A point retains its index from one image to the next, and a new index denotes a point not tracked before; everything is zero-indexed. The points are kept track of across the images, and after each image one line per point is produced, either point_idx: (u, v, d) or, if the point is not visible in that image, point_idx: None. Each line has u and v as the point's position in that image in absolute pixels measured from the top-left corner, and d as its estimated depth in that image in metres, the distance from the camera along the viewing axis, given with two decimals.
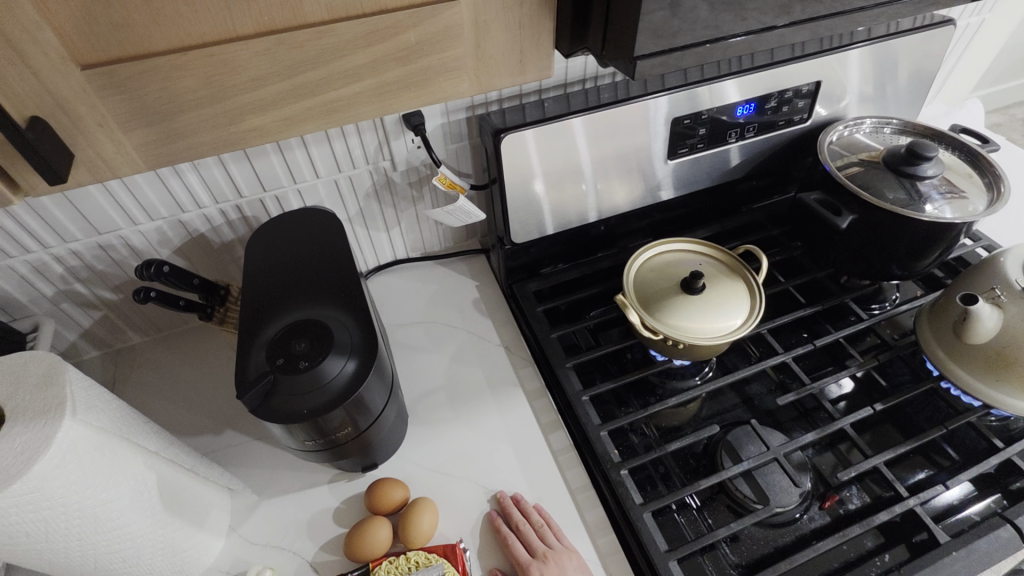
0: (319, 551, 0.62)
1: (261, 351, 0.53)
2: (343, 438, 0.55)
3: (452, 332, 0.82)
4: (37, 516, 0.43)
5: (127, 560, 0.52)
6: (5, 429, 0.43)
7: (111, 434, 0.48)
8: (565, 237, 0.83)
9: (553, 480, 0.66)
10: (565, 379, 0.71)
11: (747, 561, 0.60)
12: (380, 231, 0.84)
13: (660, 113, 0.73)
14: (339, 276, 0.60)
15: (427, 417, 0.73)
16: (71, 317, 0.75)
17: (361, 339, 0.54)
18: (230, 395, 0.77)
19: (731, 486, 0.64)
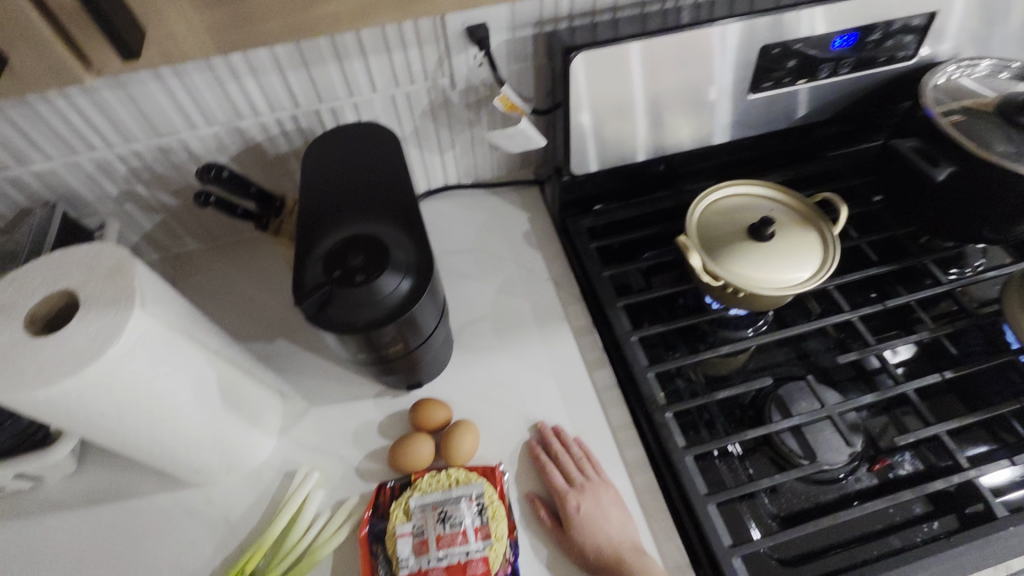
0: (364, 460, 0.65)
1: (317, 263, 0.53)
2: (393, 355, 0.56)
3: (501, 263, 0.81)
4: (111, 397, 0.45)
5: (190, 446, 0.55)
6: (80, 313, 0.44)
7: (176, 328, 0.49)
8: (625, 173, 0.79)
9: (594, 416, 0.66)
10: (615, 318, 0.69)
11: (786, 513, 0.59)
12: (433, 154, 0.81)
13: (729, 43, 0.66)
14: (395, 194, 0.58)
15: (472, 344, 0.73)
16: (134, 218, 0.77)
17: (417, 259, 0.53)
18: (282, 306, 0.79)
19: (777, 440, 0.63)
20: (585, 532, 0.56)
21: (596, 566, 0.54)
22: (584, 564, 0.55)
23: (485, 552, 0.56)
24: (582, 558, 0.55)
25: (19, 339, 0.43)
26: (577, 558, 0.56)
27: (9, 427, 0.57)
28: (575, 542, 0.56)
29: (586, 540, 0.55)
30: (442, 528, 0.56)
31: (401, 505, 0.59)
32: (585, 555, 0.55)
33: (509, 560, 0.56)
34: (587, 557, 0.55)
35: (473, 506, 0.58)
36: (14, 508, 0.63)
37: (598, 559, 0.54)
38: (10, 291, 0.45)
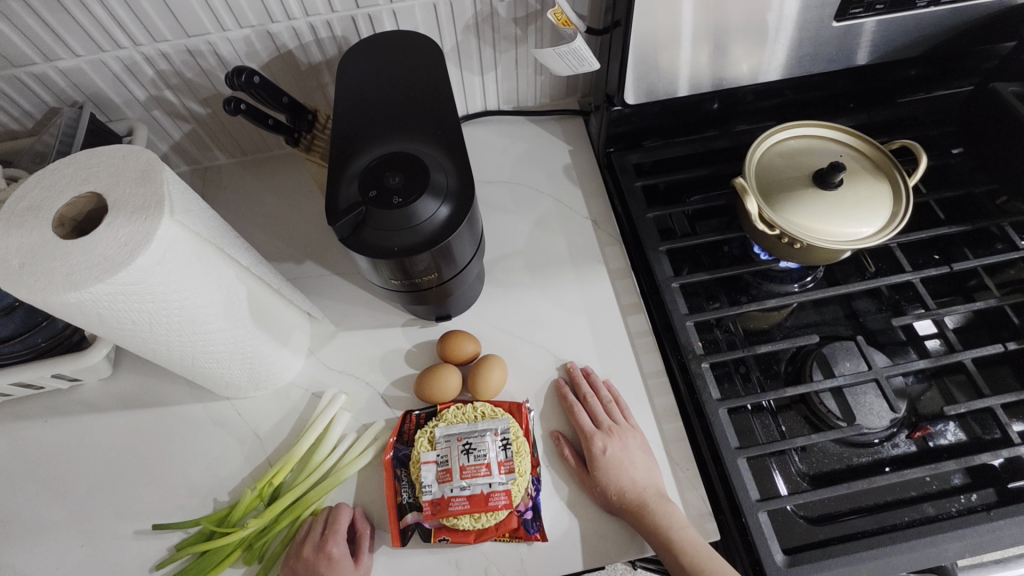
0: (390, 386, 0.65)
1: (351, 181, 0.50)
2: (426, 284, 0.54)
3: (538, 197, 0.77)
4: (141, 307, 0.44)
5: (219, 360, 0.55)
6: (109, 219, 0.42)
7: (205, 241, 0.48)
8: (680, 107, 0.73)
9: (625, 361, 0.64)
10: (656, 263, 0.66)
11: (815, 472, 0.58)
12: (473, 74, 0.75)
13: None
14: (435, 112, 0.54)
15: (504, 279, 0.71)
16: (162, 126, 0.74)
17: (458, 185, 0.50)
18: (311, 227, 0.77)
19: (815, 399, 0.60)
20: (610, 475, 0.55)
21: (617, 508, 0.54)
22: (605, 506, 0.55)
23: (509, 486, 0.55)
24: (604, 500, 0.55)
25: (49, 241, 0.41)
26: (598, 499, 0.56)
27: (46, 328, 0.57)
28: (598, 483, 0.55)
29: (610, 482, 0.55)
30: (466, 459, 0.56)
31: (426, 433, 0.58)
32: (607, 497, 0.55)
33: (531, 495, 0.56)
34: (609, 499, 0.55)
35: (498, 441, 0.57)
36: (54, 406, 0.65)
37: (620, 502, 0.54)
38: (38, 190, 0.44)
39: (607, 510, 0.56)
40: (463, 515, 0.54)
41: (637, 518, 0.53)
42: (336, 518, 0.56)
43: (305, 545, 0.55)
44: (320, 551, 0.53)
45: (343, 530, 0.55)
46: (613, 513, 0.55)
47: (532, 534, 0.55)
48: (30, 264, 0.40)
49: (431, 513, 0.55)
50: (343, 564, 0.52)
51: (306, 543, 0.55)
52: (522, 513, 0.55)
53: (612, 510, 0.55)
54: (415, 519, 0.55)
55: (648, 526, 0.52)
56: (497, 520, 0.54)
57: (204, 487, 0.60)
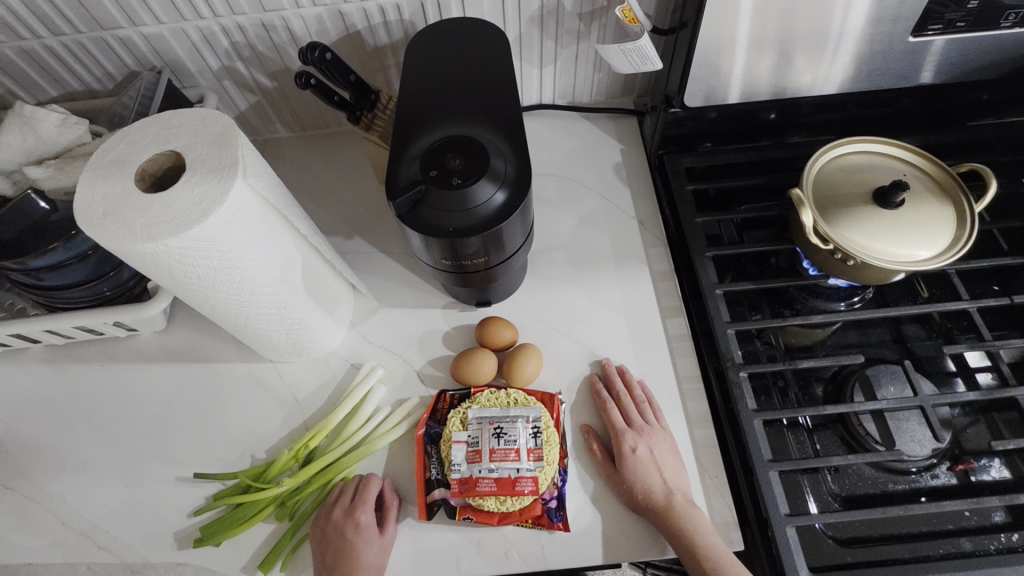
0: (427, 365, 0.66)
1: (412, 160, 0.51)
2: (474, 267, 0.55)
3: (585, 193, 0.77)
4: (207, 263, 0.47)
5: (269, 322, 0.58)
6: (186, 176, 0.45)
7: (271, 206, 0.50)
8: (738, 114, 0.72)
9: (661, 363, 0.64)
10: (701, 268, 0.65)
11: (847, 494, 0.57)
12: (532, 67, 0.76)
13: None
14: (498, 98, 0.55)
15: (545, 271, 0.71)
16: (230, 96, 0.77)
17: (516, 172, 0.51)
18: (362, 204, 0.79)
19: (854, 420, 0.59)
20: (638, 473, 0.55)
21: (642, 507, 0.54)
22: (629, 502, 0.55)
23: (536, 473, 0.56)
24: (629, 498, 0.55)
25: (130, 193, 0.44)
26: (623, 496, 0.56)
27: (112, 278, 0.61)
28: (625, 480, 0.56)
29: (638, 481, 0.55)
30: (496, 443, 0.57)
31: (458, 414, 0.60)
32: (632, 494, 0.55)
33: (556, 485, 0.57)
34: (634, 496, 0.55)
35: (529, 429, 0.58)
36: (110, 352, 0.69)
37: (646, 500, 0.54)
38: (123, 144, 0.46)
39: (630, 507, 0.56)
40: (489, 496, 0.55)
41: (661, 518, 0.53)
42: (365, 487, 0.58)
43: (334, 509, 0.57)
44: (348, 519, 0.55)
45: (371, 503, 0.56)
46: (637, 511, 0.55)
47: (554, 524, 0.55)
48: (113, 213, 0.43)
49: (458, 491, 0.56)
50: (370, 535, 0.54)
51: (334, 507, 0.57)
52: (546, 502, 0.56)
53: (636, 508, 0.55)
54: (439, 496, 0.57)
55: (672, 526, 0.52)
56: (522, 506, 0.55)
57: (244, 442, 0.63)
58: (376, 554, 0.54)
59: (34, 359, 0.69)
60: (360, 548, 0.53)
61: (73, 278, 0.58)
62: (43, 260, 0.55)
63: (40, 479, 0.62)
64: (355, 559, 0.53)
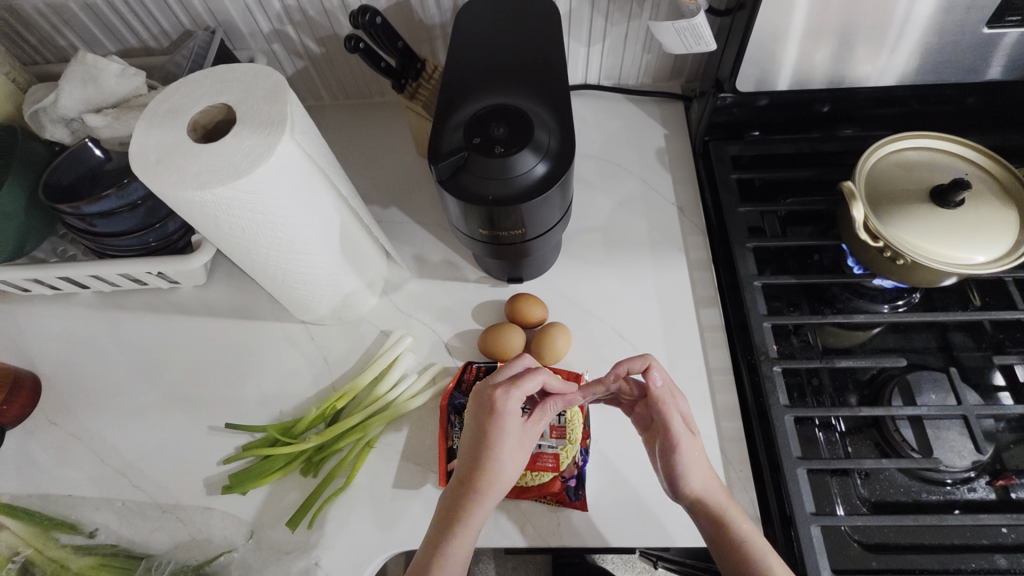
0: (455, 337, 0.67)
1: (456, 127, 0.51)
2: (510, 239, 0.54)
3: (625, 176, 0.75)
4: (252, 216, 0.48)
5: (305, 281, 0.58)
6: (236, 129, 0.45)
7: (316, 165, 0.50)
8: (791, 103, 0.69)
9: (692, 353, 0.63)
10: (740, 258, 0.64)
11: (876, 500, 0.55)
12: (579, 44, 0.74)
13: None
14: (545, 70, 0.54)
15: (579, 252, 0.70)
16: (279, 59, 0.78)
17: (559, 145, 0.50)
18: (400, 174, 0.79)
19: (890, 425, 0.57)
20: (698, 444, 0.51)
21: (698, 480, 0.50)
22: (685, 473, 0.49)
23: (558, 450, 0.56)
24: (690, 470, 0.49)
25: (182, 142, 0.45)
26: (684, 467, 0.49)
27: (158, 230, 0.62)
28: (694, 449, 0.50)
29: (698, 450, 0.51)
30: None
31: None
32: (694, 463, 0.50)
33: (577, 465, 0.56)
34: (694, 467, 0.50)
35: None
36: (151, 303, 0.71)
37: (703, 475, 0.50)
38: (177, 95, 0.47)
39: (677, 477, 0.50)
40: None
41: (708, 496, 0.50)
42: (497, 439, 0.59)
43: (495, 392, 0.48)
44: (486, 418, 0.48)
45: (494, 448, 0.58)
46: (685, 484, 0.50)
47: (573, 502, 0.55)
48: (166, 160, 0.44)
49: None
50: (512, 430, 0.48)
51: (497, 393, 0.48)
52: (566, 480, 0.56)
53: (689, 479, 0.49)
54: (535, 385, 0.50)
55: (721, 504, 0.49)
56: (541, 481, 0.56)
57: (274, 398, 0.65)
58: (510, 461, 0.48)
59: (81, 303, 0.72)
60: (497, 440, 0.48)
61: (123, 226, 0.60)
62: (97, 206, 0.57)
63: (83, 418, 0.65)
64: (494, 473, 0.48)
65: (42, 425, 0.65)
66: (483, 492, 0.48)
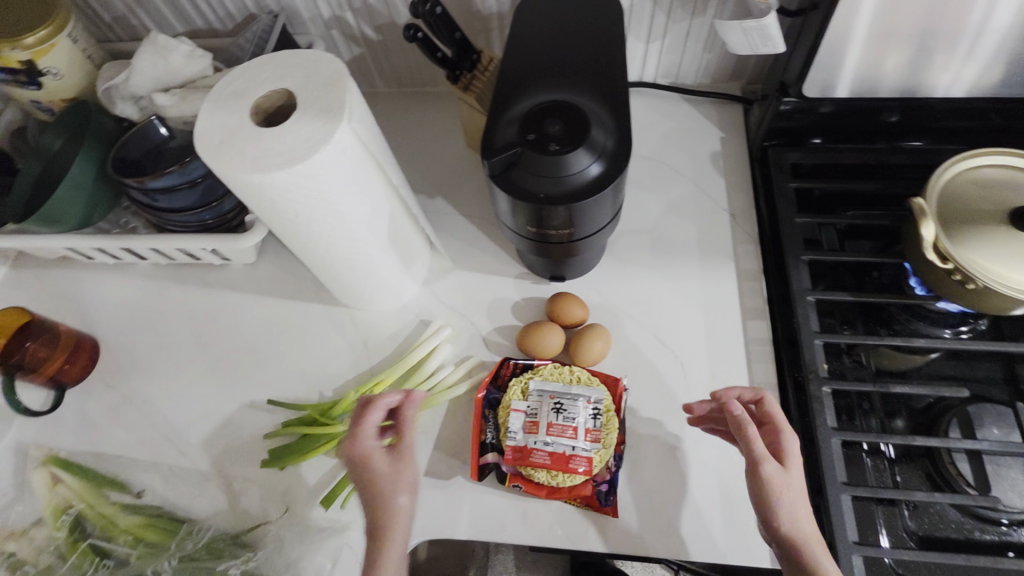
0: (493, 331, 0.67)
1: (510, 122, 0.51)
2: (557, 238, 0.54)
3: (677, 179, 0.73)
4: (306, 201, 0.48)
5: (351, 267, 0.59)
6: (297, 115, 0.46)
7: (370, 153, 0.51)
8: (860, 111, 0.66)
9: (736, 365, 0.61)
10: (794, 271, 0.61)
11: (924, 534, 0.53)
12: (638, 41, 0.72)
13: None
14: (605, 67, 0.52)
15: (624, 254, 0.69)
16: (336, 45, 0.78)
17: (615, 145, 0.49)
18: (447, 165, 0.79)
19: (945, 457, 0.54)
20: (793, 481, 0.46)
21: (782, 517, 0.44)
22: (768, 507, 0.45)
23: (592, 454, 0.55)
24: (774, 502, 0.45)
25: (244, 126, 0.46)
26: (773, 494, 0.45)
27: (214, 209, 0.65)
28: (782, 482, 0.45)
29: (791, 486, 0.46)
30: (554, 418, 0.57)
31: (520, 383, 0.60)
32: (780, 497, 0.45)
33: (611, 470, 0.56)
34: (780, 502, 0.45)
35: (590, 409, 0.57)
36: (204, 277, 0.74)
37: (791, 512, 0.44)
38: (242, 78, 0.48)
39: (760, 511, 0.45)
40: (540, 469, 0.55)
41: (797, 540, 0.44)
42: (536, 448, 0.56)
43: (348, 449, 0.49)
44: (359, 478, 0.48)
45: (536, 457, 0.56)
46: (769, 520, 0.45)
47: (603, 508, 0.55)
48: (228, 142, 0.45)
49: (511, 459, 0.56)
50: (381, 459, 0.48)
51: (346, 444, 0.49)
52: (597, 484, 0.55)
53: (773, 514, 0.45)
54: (382, 413, 0.52)
55: (813, 551, 0.43)
56: (572, 483, 0.55)
57: (314, 379, 0.66)
58: (405, 482, 0.47)
59: (139, 274, 0.75)
60: (383, 484, 0.47)
61: (182, 203, 0.62)
62: (161, 181, 0.59)
63: (136, 383, 0.68)
64: (394, 510, 0.45)
65: (99, 387, 0.68)
66: (387, 529, 0.44)
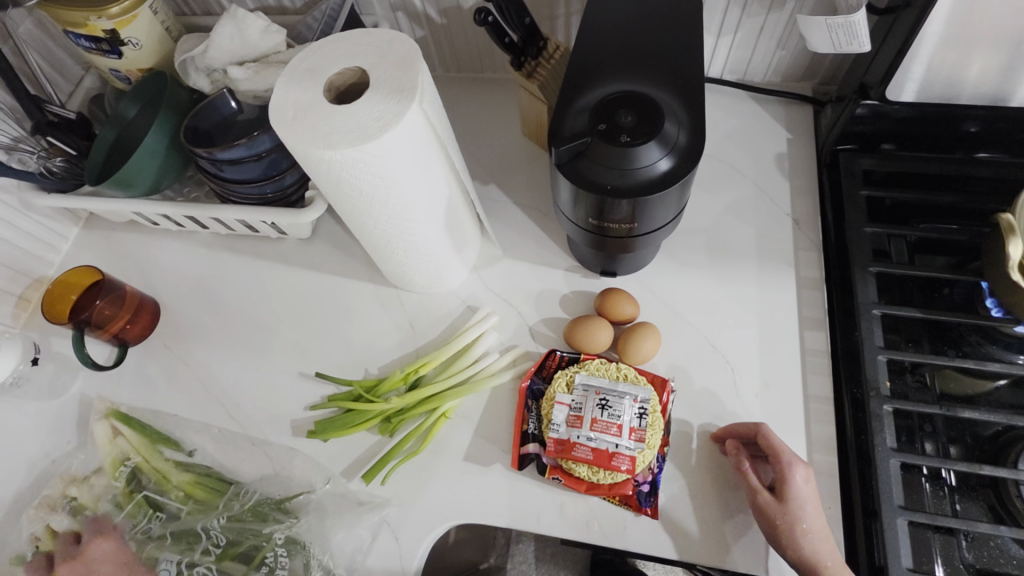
0: (540, 323, 0.66)
1: (580, 111, 0.50)
2: (617, 233, 0.53)
3: (738, 179, 0.71)
4: (372, 180, 0.49)
5: (406, 248, 0.60)
6: (369, 94, 0.46)
7: (436, 136, 0.51)
8: (944, 118, 0.62)
9: (789, 376, 0.60)
10: (861, 283, 0.58)
11: (982, 568, 0.50)
12: (709, 34, 0.70)
13: None
14: (681, 59, 0.51)
15: (679, 254, 0.67)
16: (400, 27, 0.78)
17: (687, 141, 0.47)
18: (502, 152, 0.79)
19: (1012, 490, 0.51)
20: (794, 513, 0.50)
21: (784, 547, 0.50)
22: (773, 539, 0.50)
23: (635, 453, 0.54)
24: (777, 536, 0.50)
25: (317, 102, 0.46)
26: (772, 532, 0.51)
27: (276, 182, 0.66)
28: (777, 518, 0.50)
29: (788, 520, 0.50)
30: (600, 414, 0.56)
31: (565, 376, 0.59)
32: (779, 529, 0.50)
33: (652, 470, 0.56)
34: (779, 537, 0.50)
35: (635, 408, 0.56)
36: (260, 249, 0.76)
37: (792, 542, 0.49)
38: (317, 55, 0.49)
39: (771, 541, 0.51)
40: (582, 463, 0.55)
41: (808, 565, 0.49)
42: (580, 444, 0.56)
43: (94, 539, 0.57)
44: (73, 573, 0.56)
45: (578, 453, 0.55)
46: (777, 549, 0.50)
47: (643, 508, 0.55)
48: (301, 116, 0.46)
49: (553, 450, 0.56)
50: None
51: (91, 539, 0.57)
52: (639, 484, 0.55)
53: (777, 545, 0.50)
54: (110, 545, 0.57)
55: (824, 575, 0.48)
56: (613, 481, 0.55)
57: (361, 356, 0.67)
58: None
59: (199, 242, 0.77)
60: None
61: (247, 175, 0.64)
62: (229, 153, 0.61)
63: (193, 347, 0.71)
64: None
65: (158, 347, 0.71)
66: None
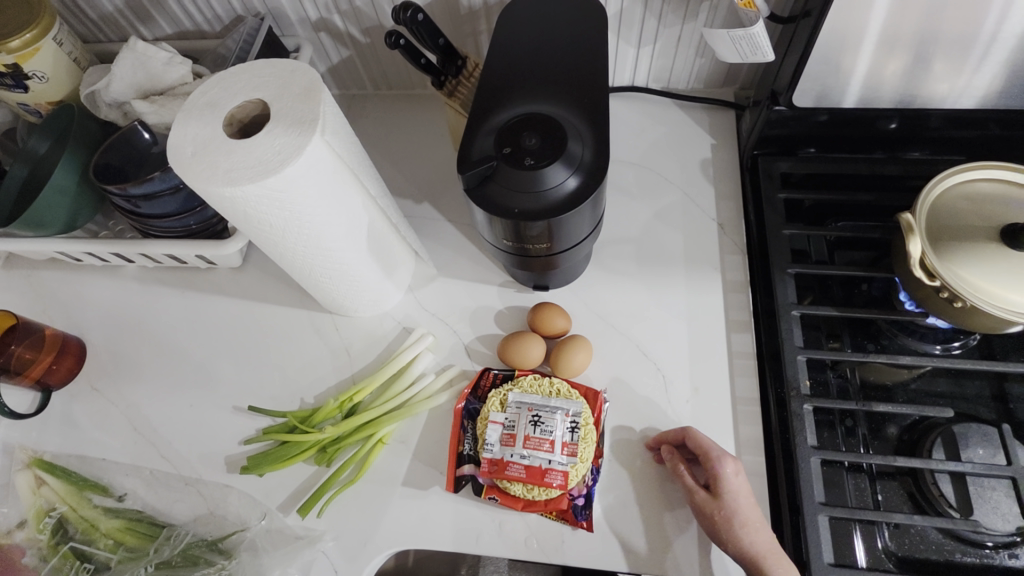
0: (475, 340, 0.66)
1: (488, 134, 0.50)
2: (535, 251, 0.53)
3: (666, 186, 0.72)
4: (281, 213, 0.48)
5: (330, 276, 0.59)
6: (270, 127, 0.46)
7: (345, 164, 0.50)
8: (852, 119, 0.64)
9: (718, 379, 0.61)
10: (780, 285, 0.60)
11: (903, 555, 0.52)
12: (629, 45, 0.71)
13: None
14: (587, 78, 0.51)
15: (610, 263, 0.68)
16: (325, 47, 0.77)
17: (592, 159, 0.48)
18: (436, 169, 0.78)
19: (928, 477, 0.53)
20: (731, 506, 0.51)
21: (726, 541, 0.50)
22: (714, 535, 0.51)
23: (568, 468, 0.55)
24: (717, 533, 0.51)
25: (215, 138, 0.45)
26: (712, 529, 0.51)
27: (198, 213, 0.64)
28: (715, 513, 0.51)
29: (725, 513, 0.51)
30: (532, 430, 0.56)
31: (499, 395, 0.59)
32: (718, 525, 0.51)
33: (586, 484, 0.56)
34: (719, 533, 0.51)
35: (567, 422, 0.57)
36: (190, 281, 0.74)
37: (731, 535, 0.50)
38: (216, 88, 0.48)
39: (714, 539, 0.52)
40: (516, 482, 0.55)
41: (749, 557, 0.49)
42: (512, 462, 0.56)
43: None
44: None
45: (511, 470, 0.55)
46: (720, 546, 0.51)
47: (578, 521, 0.55)
48: (199, 154, 0.45)
49: (487, 471, 0.56)
50: None
51: None
52: (574, 498, 0.56)
53: (719, 541, 0.51)
54: None
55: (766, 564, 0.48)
56: (548, 497, 0.55)
57: (296, 386, 0.66)
58: None
59: (126, 277, 0.75)
60: None
61: (165, 210, 0.62)
62: (142, 188, 0.59)
63: (122, 386, 0.69)
64: None
65: (84, 388, 0.69)
66: None
